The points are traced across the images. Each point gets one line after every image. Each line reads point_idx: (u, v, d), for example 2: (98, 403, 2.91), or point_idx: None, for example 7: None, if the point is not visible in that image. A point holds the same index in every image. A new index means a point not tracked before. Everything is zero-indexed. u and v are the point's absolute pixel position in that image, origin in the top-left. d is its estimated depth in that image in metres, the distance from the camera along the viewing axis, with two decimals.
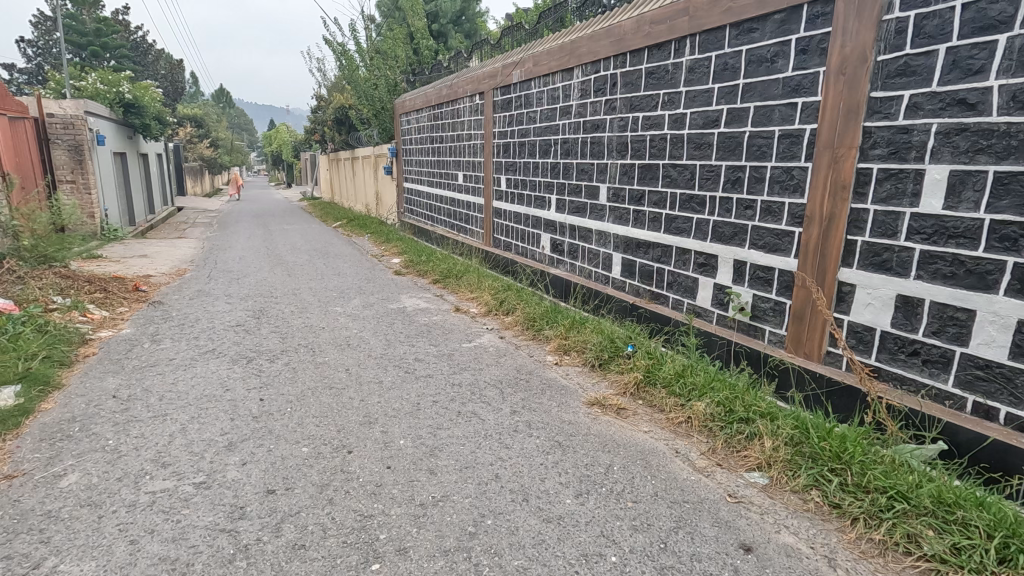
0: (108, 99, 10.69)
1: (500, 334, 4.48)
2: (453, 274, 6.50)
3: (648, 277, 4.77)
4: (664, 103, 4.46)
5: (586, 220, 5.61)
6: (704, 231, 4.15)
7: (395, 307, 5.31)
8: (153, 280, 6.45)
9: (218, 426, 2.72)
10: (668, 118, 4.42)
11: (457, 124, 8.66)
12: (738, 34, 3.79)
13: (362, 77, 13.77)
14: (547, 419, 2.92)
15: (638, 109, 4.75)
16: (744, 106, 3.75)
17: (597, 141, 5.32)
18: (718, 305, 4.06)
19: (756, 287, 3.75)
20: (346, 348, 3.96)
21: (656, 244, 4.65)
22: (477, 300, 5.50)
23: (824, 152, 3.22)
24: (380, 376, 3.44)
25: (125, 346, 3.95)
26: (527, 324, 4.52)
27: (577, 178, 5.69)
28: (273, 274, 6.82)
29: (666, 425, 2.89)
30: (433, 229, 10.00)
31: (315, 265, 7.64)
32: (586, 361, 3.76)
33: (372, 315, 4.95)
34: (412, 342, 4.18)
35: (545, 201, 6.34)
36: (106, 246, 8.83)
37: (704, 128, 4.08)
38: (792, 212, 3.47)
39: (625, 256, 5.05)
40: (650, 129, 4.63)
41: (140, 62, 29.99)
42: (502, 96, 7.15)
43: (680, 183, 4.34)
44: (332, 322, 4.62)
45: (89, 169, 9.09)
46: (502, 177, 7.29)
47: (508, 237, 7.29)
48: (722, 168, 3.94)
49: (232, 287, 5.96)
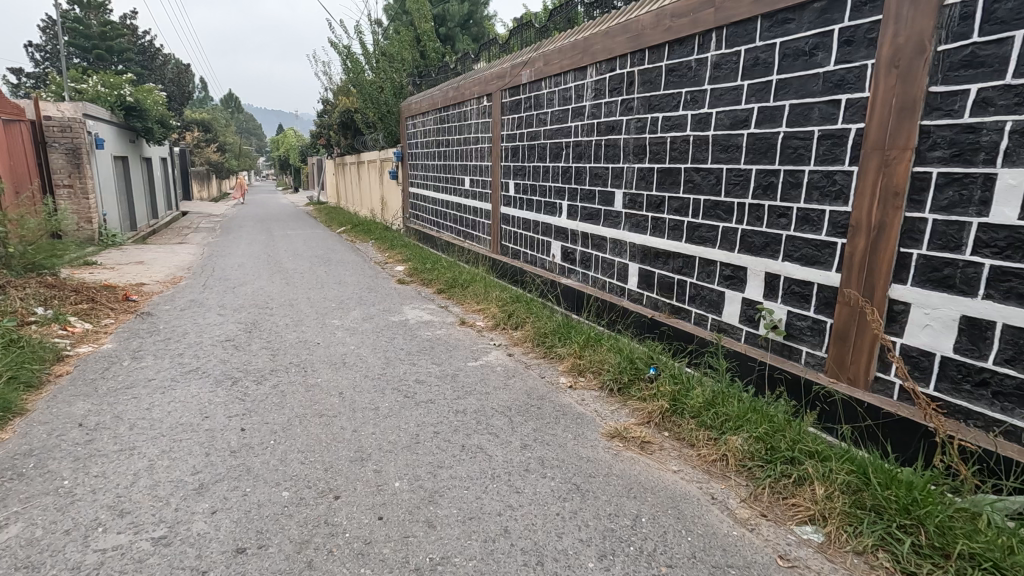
0: (108, 102, 10.50)
1: (509, 352, 4.14)
2: (459, 284, 6.17)
3: (668, 290, 4.43)
4: (686, 102, 4.14)
5: (600, 228, 5.28)
6: (731, 241, 3.82)
7: (396, 320, 4.99)
8: (145, 289, 6.17)
9: (190, 463, 2.40)
10: (691, 119, 4.10)
11: (464, 127, 8.36)
12: (771, 26, 3.46)
13: (367, 80, 13.53)
14: (562, 454, 2.58)
15: (657, 110, 4.43)
16: (778, 104, 3.42)
17: (612, 144, 5.01)
18: (747, 322, 3.73)
19: (792, 304, 3.41)
20: (342, 367, 3.64)
21: (677, 254, 4.32)
22: (484, 313, 5.16)
23: (873, 155, 2.88)
24: (377, 402, 3.11)
25: (104, 364, 3.65)
26: (538, 340, 4.21)
27: (590, 183, 5.37)
28: (271, 282, 6.54)
29: (697, 463, 2.55)
30: (438, 235, 9.70)
31: (315, 273, 7.36)
32: (603, 384, 3.42)
33: (372, 329, 4.63)
34: (413, 360, 3.85)
35: (556, 207, 6.02)
36: (102, 252, 8.57)
37: (731, 128, 3.75)
38: (834, 221, 3.13)
39: (642, 267, 4.71)
40: (670, 130, 4.30)
41: (147, 67, 29.97)
42: (510, 98, 6.85)
43: (704, 189, 4.01)
44: (329, 337, 4.31)
45: (87, 173, 8.85)
46: (511, 182, 6.98)
47: (516, 245, 6.96)
48: (752, 172, 3.62)
49: (226, 297, 5.66)
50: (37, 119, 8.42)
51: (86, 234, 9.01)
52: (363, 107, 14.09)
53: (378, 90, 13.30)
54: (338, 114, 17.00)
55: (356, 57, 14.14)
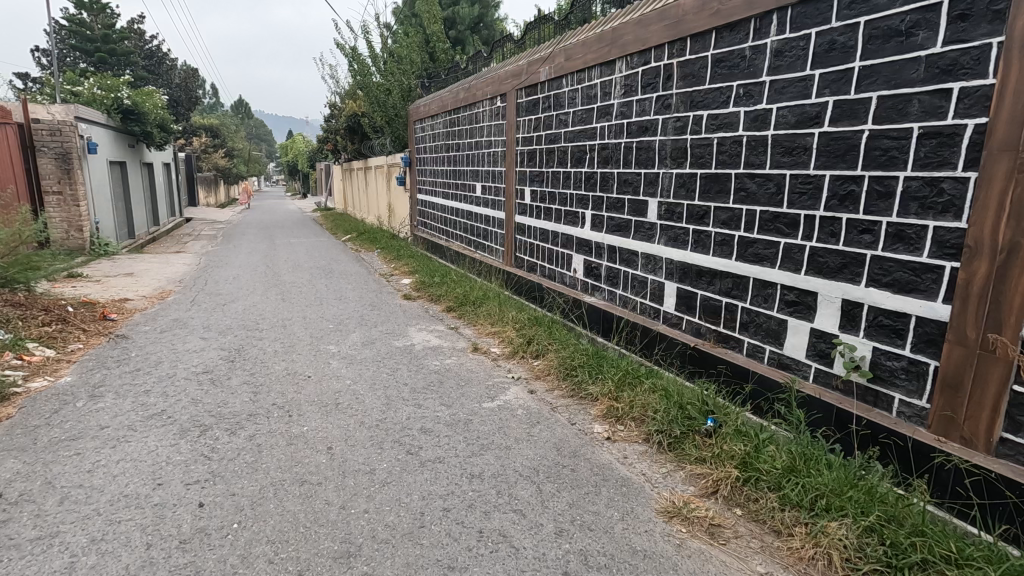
0: (104, 105, 10.09)
1: (530, 388, 3.55)
2: (470, 301, 5.59)
3: (714, 315, 3.84)
4: (739, 97, 3.55)
5: (630, 241, 4.70)
6: (796, 261, 3.23)
7: (400, 345, 4.42)
8: (128, 307, 5.64)
9: (122, 561, 1.83)
10: (744, 116, 3.52)
11: (476, 129, 7.82)
12: (851, 3, 2.87)
13: (374, 83, 13.04)
14: (610, 546, 1.99)
15: (701, 107, 3.86)
16: (861, 96, 2.82)
17: (646, 147, 4.42)
18: (818, 358, 3.12)
19: (878, 339, 2.80)
20: (334, 410, 3.06)
21: (726, 273, 3.73)
22: (499, 338, 4.58)
23: (1001, 157, 2.27)
24: (372, 461, 2.52)
25: (55, 405, 3.09)
26: (567, 376, 3.62)
27: (619, 191, 4.80)
28: (265, 298, 6.00)
29: (789, 562, 1.95)
30: (448, 245, 9.15)
31: (315, 287, 6.81)
32: (647, 436, 2.82)
33: (372, 358, 4.05)
34: (419, 400, 3.26)
35: (578, 217, 5.44)
36: (90, 263, 8.07)
37: (797, 128, 3.17)
38: (940, 240, 2.52)
39: (682, 287, 4.13)
40: (718, 130, 3.72)
41: (155, 72, 29.78)
42: (526, 98, 6.29)
43: (761, 198, 3.43)
44: (322, 368, 3.74)
45: (77, 179, 8.38)
46: (526, 189, 6.41)
47: (533, 258, 6.38)
48: (824, 180, 3.03)
49: (213, 317, 5.12)
50: (24, 121, 8.01)
51: (76, 242, 8.53)
52: (370, 110, 13.61)
53: (385, 93, 12.82)
54: (344, 118, 16.52)
55: (363, 58, 13.66)
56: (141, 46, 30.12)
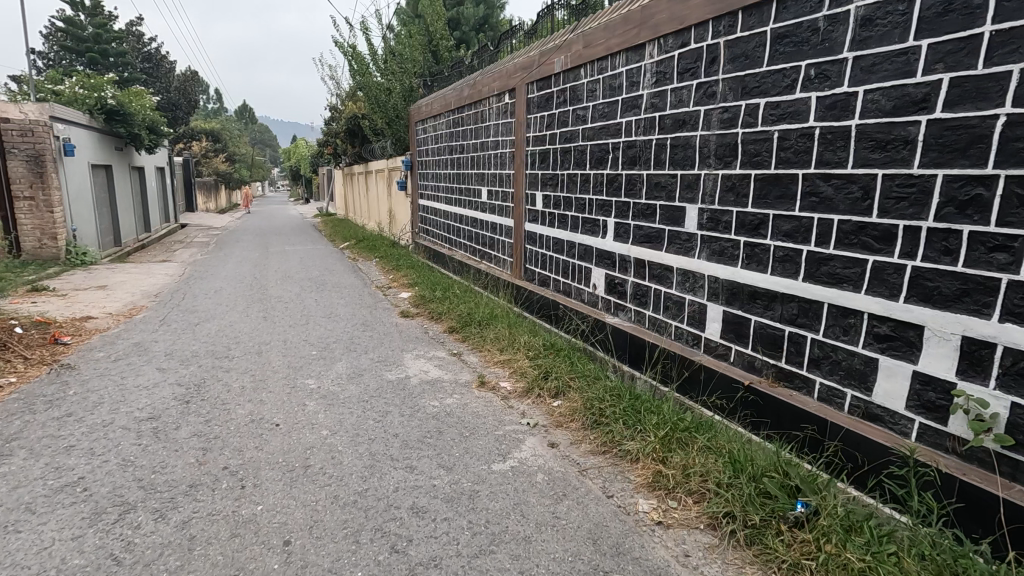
0: (86, 104, 9.51)
1: (551, 441, 2.87)
2: (475, 322, 4.91)
3: (774, 346, 3.15)
4: (809, 80, 2.87)
5: (662, 255, 4.02)
6: (893, 284, 2.54)
7: (393, 377, 3.74)
8: (88, 326, 4.99)
9: None
10: (815, 104, 2.84)
11: (481, 129, 7.17)
12: None
13: (374, 83, 12.42)
14: None
15: (756, 94, 3.18)
16: (993, 71, 2.14)
17: (683, 144, 3.75)
18: (926, 411, 2.42)
19: (1021, 394, 2.10)
20: (301, 478, 2.38)
21: (791, 297, 3.04)
22: (511, 369, 3.89)
23: None
24: (341, 567, 1.83)
25: None
26: (597, 426, 2.93)
27: (649, 195, 4.12)
28: (244, 316, 5.34)
29: None
30: (451, 253, 8.48)
31: (303, 303, 6.15)
32: (713, 522, 2.13)
33: (359, 395, 3.37)
34: (411, 461, 2.57)
35: (598, 225, 4.77)
36: (63, 274, 7.45)
37: (894, 115, 2.49)
38: None
39: (730, 311, 3.45)
40: (780, 121, 3.04)
41: (154, 75, 29.34)
42: (538, 92, 5.63)
43: (841, 205, 2.74)
44: (295, 412, 3.06)
45: (51, 183, 7.80)
46: (538, 194, 5.74)
47: (544, 270, 5.71)
48: (935, 182, 2.34)
49: (180, 340, 4.45)
50: None
51: (49, 252, 7.94)
52: (371, 111, 13.01)
53: (386, 94, 12.20)
54: (344, 121, 15.93)
55: (363, 57, 13.06)
56: (140, 49, 29.66)
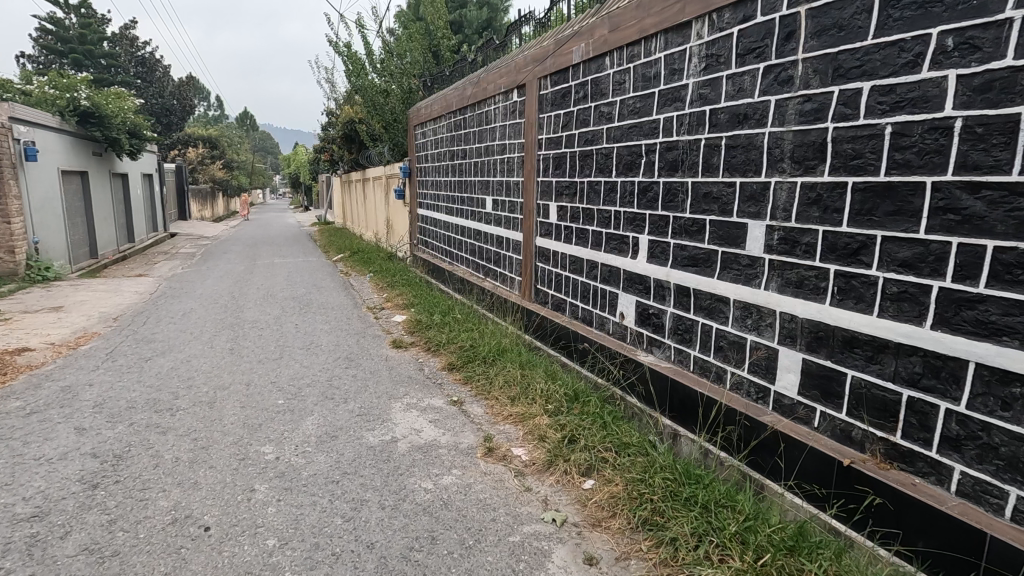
0: (57, 105, 8.84)
1: (589, 555, 2.05)
2: (480, 359, 4.10)
3: (884, 414, 2.33)
4: (944, 54, 2.07)
5: (715, 283, 3.20)
6: None
7: (375, 440, 2.92)
8: (18, 362, 4.18)
9: None
10: (956, 85, 2.04)
11: (486, 130, 6.39)
12: None
13: (371, 83, 11.66)
14: None
15: (855, 78, 2.39)
16: None
17: (745, 144, 2.95)
18: None
19: None
20: None
21: (912, 350, 2.22)
22: (526, 430, 3.06)
23: None
24: None
25: None
26: (650, 531, 2.12)
27: (696, 208, 3.31)
28: (208, 349, 4.52)
29: None
30: (452, 269, 7.68)
31: (281, 330, 5.33)
32: None
33: (326, 471, 2.56)
34: None
35: (628, 244, 3.96)
36: (16, 292, 6.65)
37: None
38: None
39: (815, 360, 2.63)
40: (895, 111, 2.24)
41: (149, 80, 28.75)
42: (553, 87, 4.85)
43: (999, 226, 1.94)
44: (234, 506, 2.24)
45: (8, 192, 7.03)
46: (552, 205, 4.95)
47: (561, 293, 4.91)
48: None
49: (119, 384, 3.63)
50: None
51: (6, 267, 7.18)
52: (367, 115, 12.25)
53: (383, 96, 11.44)
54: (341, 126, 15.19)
55: (359, 57, 12.31)
56: (135, 54, 29.04)
